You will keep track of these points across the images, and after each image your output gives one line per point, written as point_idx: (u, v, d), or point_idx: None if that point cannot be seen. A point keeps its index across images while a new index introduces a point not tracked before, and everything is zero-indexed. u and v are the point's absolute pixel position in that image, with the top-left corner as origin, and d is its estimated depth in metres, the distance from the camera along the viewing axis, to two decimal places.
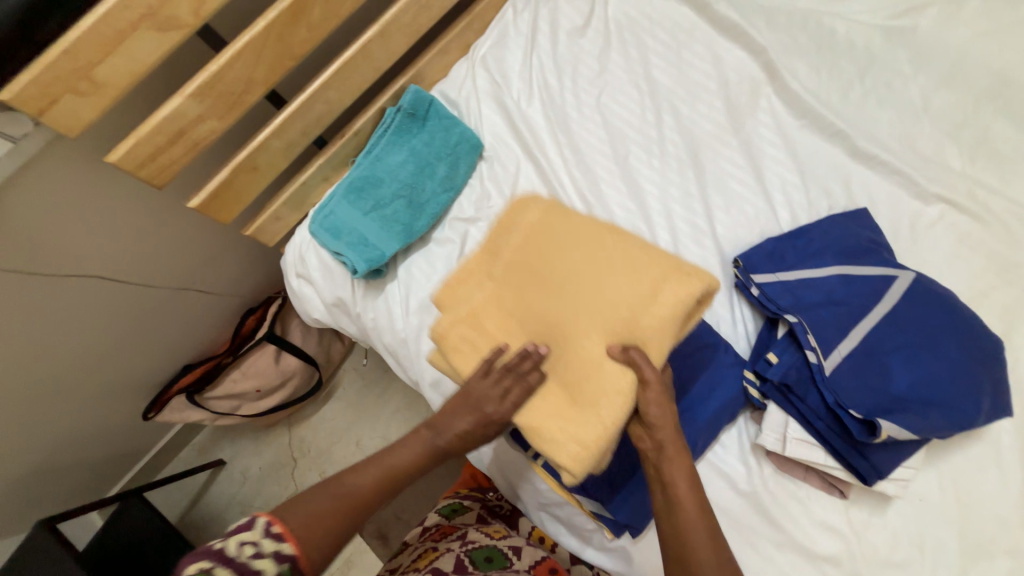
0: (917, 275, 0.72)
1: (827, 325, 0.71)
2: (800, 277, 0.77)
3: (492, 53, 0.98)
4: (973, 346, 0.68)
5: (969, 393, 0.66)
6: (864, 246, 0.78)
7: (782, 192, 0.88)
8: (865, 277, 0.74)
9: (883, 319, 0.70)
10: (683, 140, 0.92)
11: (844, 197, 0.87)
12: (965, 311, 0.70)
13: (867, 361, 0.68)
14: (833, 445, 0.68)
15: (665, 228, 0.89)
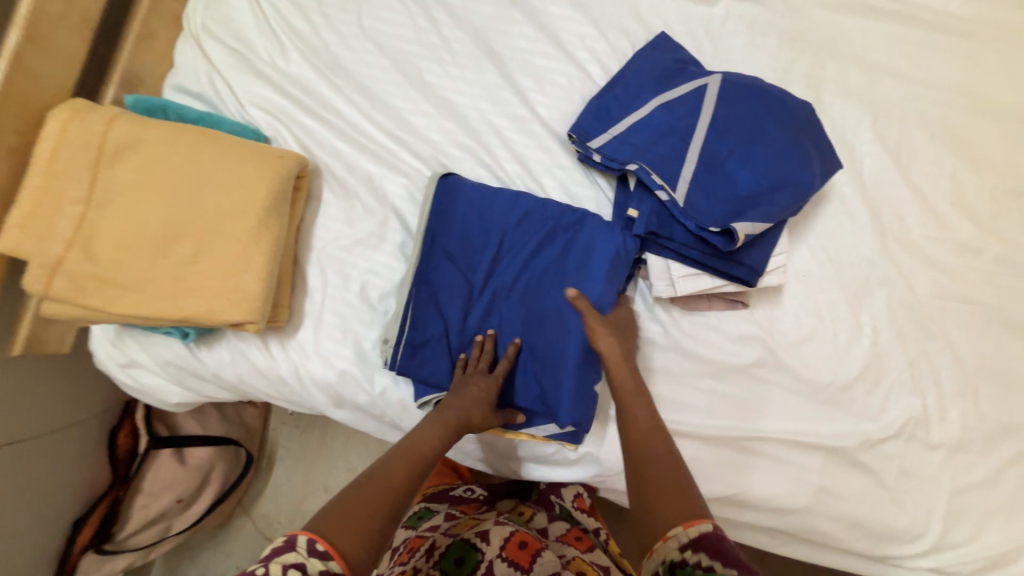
0: (723, 74, 0.72)
1: (665, 159, 0.70)
2: (629, 125, 0.75)
3: (211, 17, 0.79)
4: (790, 118, 0.70)
5: (801, 163, 0.68)
6: (672, 68, 0.77)
7: (584, 48, 0.83)
8: (681, 97, 0.73)
9: (709, 129, 0.70)
10: (469, 34, 0.82)
11: (639, 29, 0.84)
12: (774, 90, 0.72)
13: (713, 176, 0.68)
14: (713, 266, 0.69)
15: (490, 133, 0.81)
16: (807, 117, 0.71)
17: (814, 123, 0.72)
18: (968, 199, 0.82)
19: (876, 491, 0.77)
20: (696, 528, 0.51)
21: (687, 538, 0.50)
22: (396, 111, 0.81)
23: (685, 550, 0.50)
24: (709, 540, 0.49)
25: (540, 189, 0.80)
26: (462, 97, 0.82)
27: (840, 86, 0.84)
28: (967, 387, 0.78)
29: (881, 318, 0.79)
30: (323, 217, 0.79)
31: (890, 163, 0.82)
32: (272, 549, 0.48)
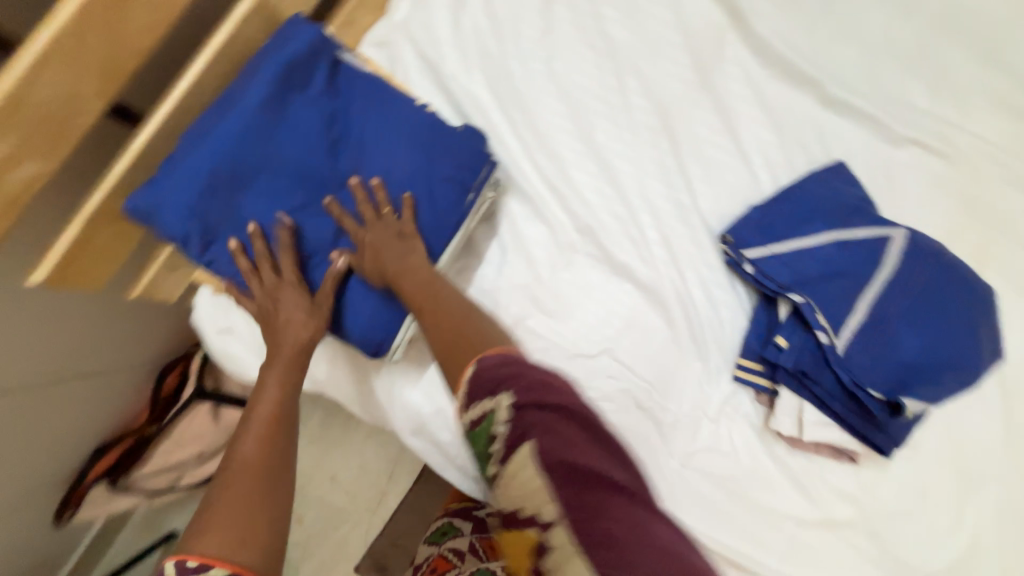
0: (909, 230, 0.70)
1: (831, 301, 0.69)
2: (796, 249, 0.73)
3: (414, 17, 0.78)
4: (971, 300, 0.67)
5: (972, 348, 0.66)
6: (853, 205, 0.74)
7: (760, 153, 0.81)
8: (862, 240, 0.71)
9: (886, 285, 0.68)
10: (651, 106, 0.80)
11: (820, 151, 0.82)
12: (959, 262, 0.69)
13: (876, 337, 0.67)
14: (851, 424, 0.67)
15: (645, 210, 0.79)
16: (985, 301, 0.68)
17: (991, 310, 0.68)
18: None
19: None
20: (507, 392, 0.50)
21: (464, 396, 0.54)
22: (560, 161, 0.79)
23: (468, 411, 0.52)
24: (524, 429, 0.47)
25: (683, 281, 0.77)
26: (628, 166, 0.80)
27: (1005, 267, 0.80)
28: None
29: (987, 516, 0.75)
30: (473, 248, 0.80)
31: None
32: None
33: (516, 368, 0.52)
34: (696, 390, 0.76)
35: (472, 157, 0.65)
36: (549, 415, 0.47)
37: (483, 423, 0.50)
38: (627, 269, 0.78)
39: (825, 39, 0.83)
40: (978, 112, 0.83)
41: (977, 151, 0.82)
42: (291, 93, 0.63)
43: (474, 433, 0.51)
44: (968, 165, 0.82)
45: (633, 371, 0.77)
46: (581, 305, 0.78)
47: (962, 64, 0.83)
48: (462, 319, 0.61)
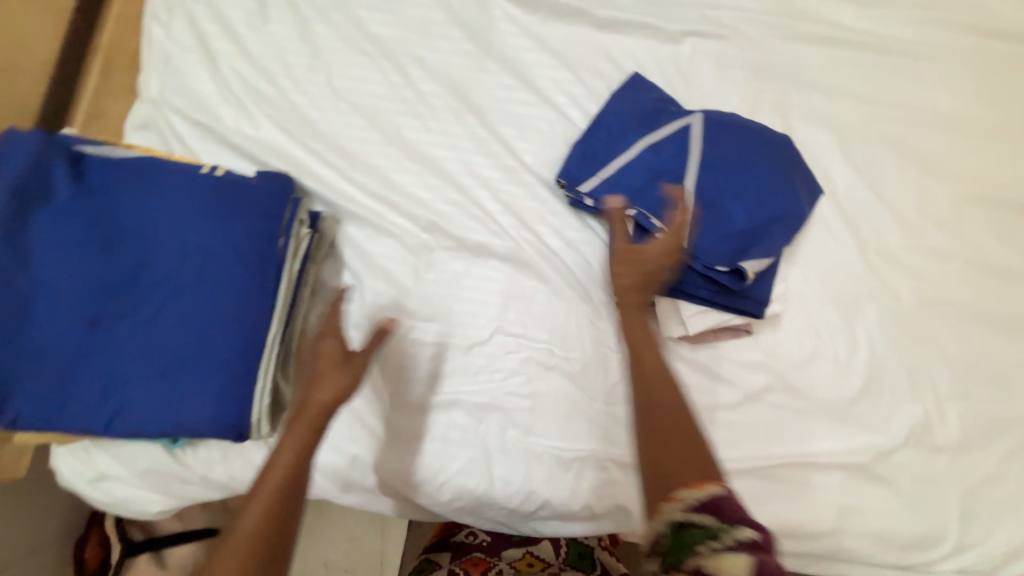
0: (701, 113, 0.75)
1: (661, 201, 0.72)
2: (618, 168, 0.76)
3: (169, 87, 0.74)
4: (772, 152, 0.73)
5: (789, 193, 0.72)
6: (653, 109, 0.78)
7: (561, 93, 0.84)
8: (667, 137, 0.74)
9: (700, 168, 0.72)
10: (444, 87, 0.81)
11: (613, 71, 0.85)
12: (753, 123, 0.74)
13: (710, 217, 0.70)
14: (721, 302, 0.70)
15: (478, 186, 0.80)
16: (786, 148, 0.74)
17: (794, 153, 0.74)
18: (937, 208, 0.86)
19: (899, 506, 0.78)
20: (706, 491, 0.49)
21: (699, 501, 0.48)
22: (379, 171, 0.78)
23: (693, 510, 0.48)
24: (714, 500, 0.48)
25: (536, 238, 0.80)
26: (445, 152, 0.80)
27: (805, 112, 0.87)
28: (960, 388, 0.82)
29: (874, 329, 0.82)
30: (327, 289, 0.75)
31: (861, 181, 0.86)
32: None
33: (732, 499, 0.48)
34: (589, 330, 0.79)
35: (267, 199, 0.64)
36: (776, 563, 0.43)
37: (708, 529, 0.46)
38: (484, 247, 0.79)
39: None
40: None
41: (744, 21, 0.89)
42: (33, 211, 0.58)
43: (688, 531, 0.46)
44: (741, 35, 0.88)
45: (525, 338, 0.78)
46: (455, 298, 0.78)
47: None
48: (690, 443, 0.55)
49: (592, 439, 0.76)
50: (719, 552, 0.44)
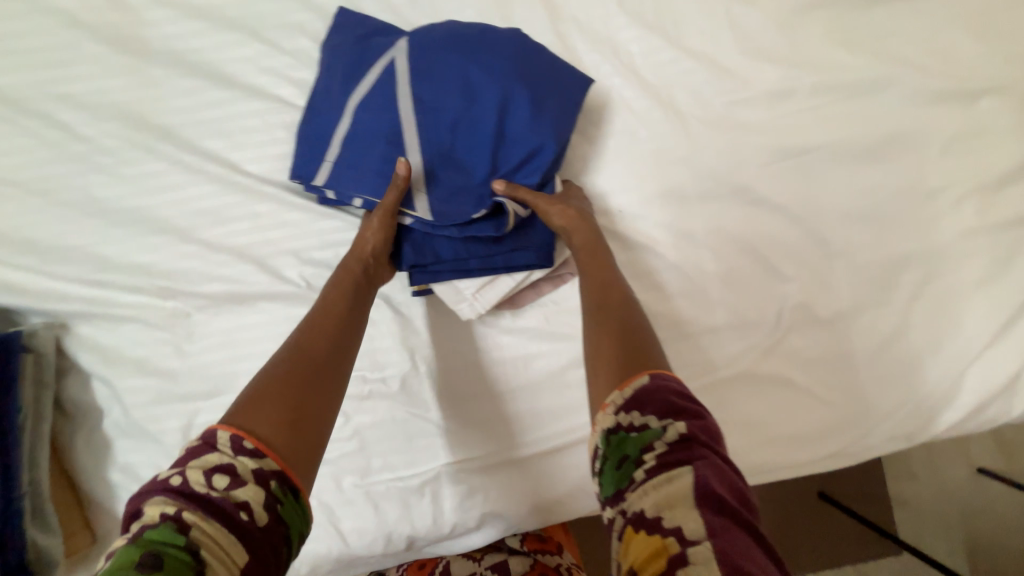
0: (403, 44, 0.62)
1: (390, 171, 0.60)
2: (335, 144, 0.62)
3: None
4: (507, 69, 0.61)
5: (529, 105, 0.61)
6: (356, 53, 0.62)
7: (261, 72, 0.66)
8: (374, 88, 0.61)
9: (419, 114, 0.60)
10: (115, 120, 0.65)
11: (314, 19, 0.67)
12: (465, 33, 0.62)
13: (448, 172, 0.61)
14: (504, 266, 0.63)
15: (209, 221, 0.66)
16: (513, 49, 0.61)
17: (526, 51, 0.62)
18: (759, 38, 0.69)
19: (797, 398, 0.70)
20: (633, 384, 0.48)
21: (626, 399, 0.47)
22: (80, 251, 0.64)
23: (622, 413, 0.46)
24: (643, 394, 0.46)
25: (301, 257, 0.66)
26: (150, 198, 0.65)
27: None
28: (836, 244, 0.70)
29: (719, 215, 0.69)
30: (81, 407, 0.65)
31: (658, 40, 0.69)
32: (193, 448, 0.43)
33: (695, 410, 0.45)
34: (396, 339, 0.67)
35: None
36: (709, 457, 0.42)
37: (644, 433, 0.44)
38: (244, 292, 0.66)
39: None
40: None
41: None
42: None
43: (620, 437, 0.45)
44: None
45: None
46: (235, 358, 0.66)
47: None
48: (627, 312, 0.56)
49: (438, 454, 0.67)
50: (652, 469, 0.42)
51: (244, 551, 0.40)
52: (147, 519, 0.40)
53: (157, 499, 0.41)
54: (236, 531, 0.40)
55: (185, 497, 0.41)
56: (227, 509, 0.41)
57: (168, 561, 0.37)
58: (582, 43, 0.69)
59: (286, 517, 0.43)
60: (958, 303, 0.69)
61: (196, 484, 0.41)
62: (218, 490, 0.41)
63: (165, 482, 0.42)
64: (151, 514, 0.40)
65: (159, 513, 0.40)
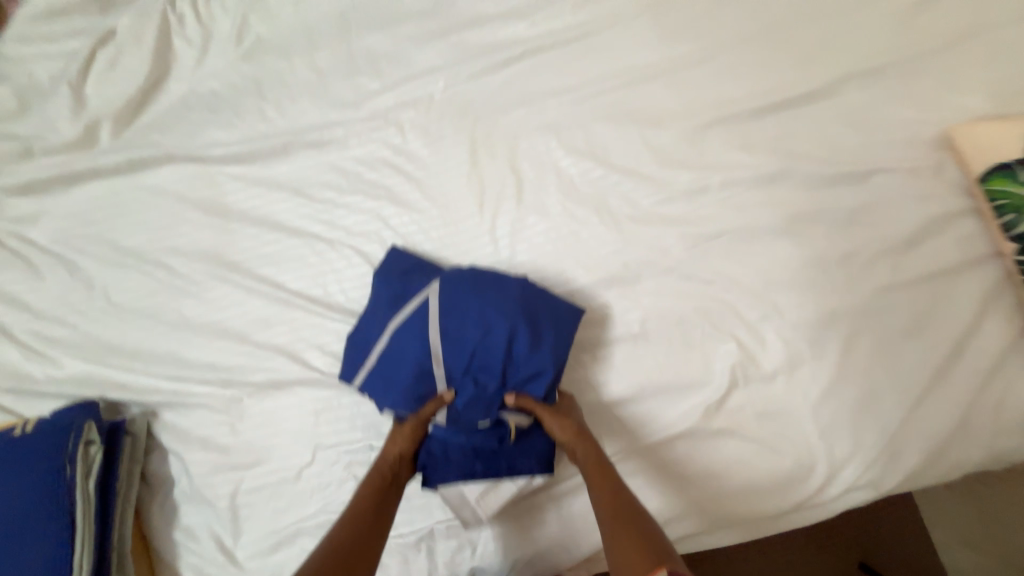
0: (438, 282, 0.78)
1: (415, 384, 0.75)
2: (376, 358, 0.77)
3: None
4: (516, 300, 0.75)
5: (533, 339, 0.74)
6: (402, 284, 0.80)
7: (302, 217, 0.93)
8: (412, 317, 0.76)
9: (443, 342, 0.75)
10: (202, 259, 0.91)
11: (339, 177, 0.94)
12: (486, 277, 0.78)
13: (463, 387, 0.74)
14: (507, 472, 0.76)
15: (261, 328, 0.88)
16: (524, 291, 0.76)
17: (532, 294, 0.77)
18: (671, 152, 0.88)
19: (752, 450, 0.76)
20: None
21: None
22: (171, 355, 0.87)
23: None
24: None
25: (327, 349, 0.86)
26: (222, 312, 0.89)
27: (518, 126, 0.92)
28: (767, 307, 0.80)
29: (657, 291, 0.83)
30: (160, 476, 0.84)
31: (591, 162, 0.89)
32: None
33: None
34: None
35: (51, 439, 0.74)
36: None
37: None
38: (283, 380, 0.86)
39: (278, 111, 0.97)
40: (412, 58, 0.99)
41: (434, 79, 0.97)
42: None
43: None
44: (436, 93, 0.96)
45: (350, 442, 0.83)
46: (274, 433, 0.84)
47: (375, 45, 1.00)
48: (640, 521, 0.62)
49: (432, 512, 0.78)
50: None
51: None
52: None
53: None
54: None
55: None
56: None
57: None
58: (532, 172, 0.91)
59: None
60: (887, 352, 0.76)
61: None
62: None
63: None
64: None
65: None
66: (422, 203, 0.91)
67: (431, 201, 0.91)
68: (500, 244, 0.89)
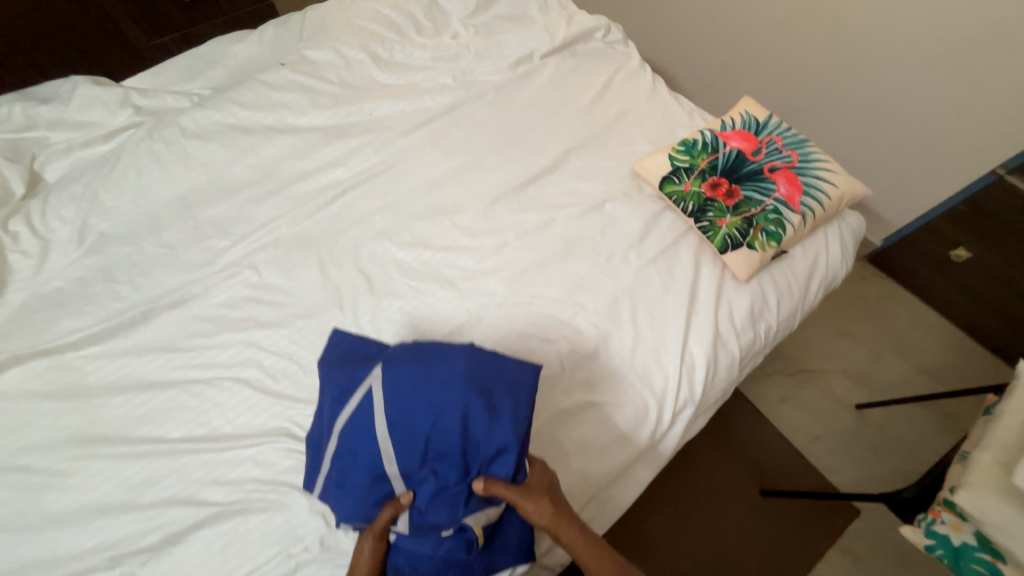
0: (386, 373, 0.84)
1: (375, 487, 0.82)
2: (336, 467, 0.83)
3: None
4: (464, 380, 0.82)
5: (484, 420, 0.80)
6: (353, 381, 0.87)
7: (174, 369, 0.99)
8: (366, 416, 0.84)
9: (398, 438, 0.82)
10: (67, 445, 0.90)
11: (205, 323, 1.05)
12: (433, 357, 0.85)
13: (422, 480, 0.83)
14: (483, 568, 0.82)
15: (146, 487, 0.88)
16: (471, 368, 0.83)
17: (480, 368, 0.84)
18: (474, 227, 1.20)
19: (603, 412, 0.99)
20: None
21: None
22: (43, 558, 0.82)
23: None
24: None
25: (223, 481, 0.89)
26: (98, 490, 0.87)
27: (355, 240, 1.17)
28: (575, 307, 1.08)
29: (497, 323, 1.07)
30: None
31: (420, 248, 1.16)
32: None
33: None
34: (309, 510, 0.87)
35: None
36: None
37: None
38: (181, 529, 0.85)
39: (133, 288, 1.08)
40: (254, 215, 1.20)
41: (277, 225, 1.18)
42: None
43: None
44: (281, 235, 1.17)
45: (264, 564, 0.82)
46: None
47: (218, 213, 1.20)
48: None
49: None
50: None
51: None
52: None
53: None
54: None
55: None
56: None
57: None
58: (377, 269, 1.13)
59: None
60: (657, 307, 1.08)
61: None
62: None
63: None
64: None
65: None
66: (290, 321, 1.06)
67: (297, 317, 1.07)
68: (366, 331, 1.06)
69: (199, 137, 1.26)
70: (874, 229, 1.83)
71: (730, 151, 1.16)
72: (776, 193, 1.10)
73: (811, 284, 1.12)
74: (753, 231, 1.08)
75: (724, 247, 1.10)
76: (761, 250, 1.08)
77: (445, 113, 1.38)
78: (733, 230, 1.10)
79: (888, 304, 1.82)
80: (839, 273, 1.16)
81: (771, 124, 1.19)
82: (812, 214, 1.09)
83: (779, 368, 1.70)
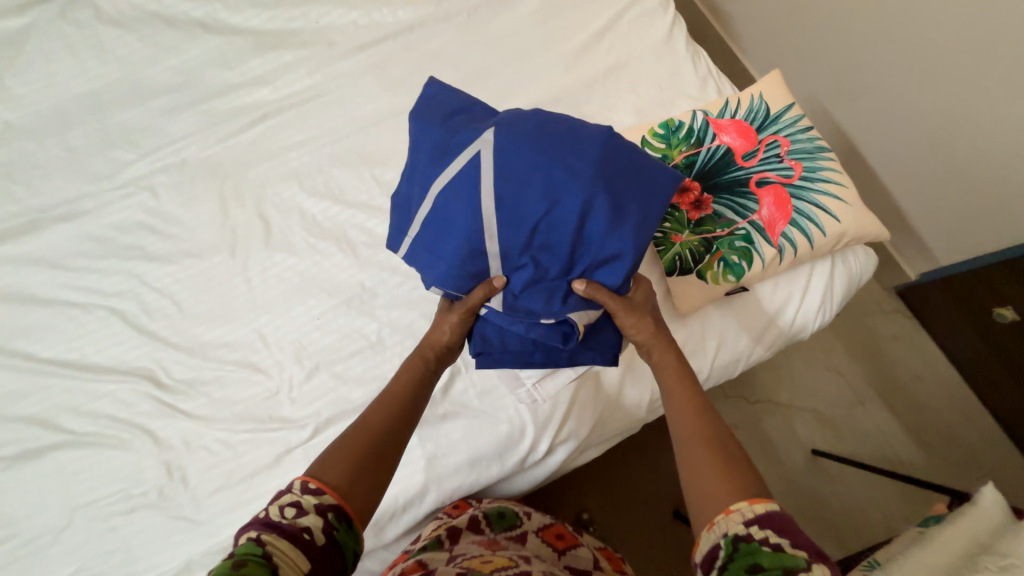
0: (500, 137, 0.71)
1: (461, 257, 0.74)
2: (425, 224, 0.75)
3: None
4: (597, 170, 0.70)
5: (612, 223, 0.71)
6: (452, 138, 0.74)
7: (56, 286, 0.97)
8: (470, 179, 0.72)
9: (499, 212, 0.72)
10: None
11: (94, 243, 1.00)
12: (561, 136, 0.71)
13: (519, 268, 0.75)
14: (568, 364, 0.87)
15: (10, 400, 0.90)
16: (607, 161, 0.71)
17: (615, 162, 0.72)
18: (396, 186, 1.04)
19: (465, 432, 0.89)
20: (762, 505, 0.59)
21: (756, 515, 0.58)
22: None
23: (750, 526, 0.58)
24: (772, 517, 0.58)
25: (80, 410, 0.90)
26: None
27: (262, 178, 1.04)
28: None
29: (390, 305, 0.97)
30: None
31: (329, 201, 1.02)
32: (290, 500, 0.62)
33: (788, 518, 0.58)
34: (154, 457, 0.87)
35: None
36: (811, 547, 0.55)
37: (782, 554, 0.55)
38: (36, 448, 0.87)
39: (29, 189, 1.02)
40: (164, 127, 1.08)
41: (186, 144, 1.06)
42: None
43: (750, 547, 0.56)
44: (188, 156, 1.06)
45: (103, 496, 0.85)
46: (23, 503, 0.85)
47: (126, 117, 1.08)
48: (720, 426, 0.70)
49: (189, 546, 0.83)
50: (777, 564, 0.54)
51: (301, 557, 0.58)
52: (239, 544, 0.58)
53: (251, 530, 0.60)
54: (297, 542, 0.59)
55: (264, 529, 0.60)
56: (295, 531, 0.59)
57: (252, 562, 0.55)
58: (278, 217, 1.02)
59: (338, 540, 0.61)
60: None
61: (275, 516, 0.61)
62: (292, 518, 0.61)
63: (260, 518, 0.61)
64: (244, 540, 0.58)
65: (271, 513, 0.62)
66: (177, 258, 0.99)
67: (185, 254, 0.99)
68: (251, 286, 0.98)
69: (118, 23, 1.11)
70: (913, 261, 1.50)
71: (716, 146, 0.92)
72: (754, 216, 0.87)
73: (765, 336, 0.93)
74: (710, 257, 0.87)
75: (672, 268, 0.88)
76: (713, 283, 0.87)
77: (400, 33, 1.13)
78: (687, 250, 0.88)
79: (894, 349, 1.54)
80: (808, 329, 0.95)
81: (783, 120, 0.93)
82: (790, 250, 0.87)
83: (740, 394, 1.52)
